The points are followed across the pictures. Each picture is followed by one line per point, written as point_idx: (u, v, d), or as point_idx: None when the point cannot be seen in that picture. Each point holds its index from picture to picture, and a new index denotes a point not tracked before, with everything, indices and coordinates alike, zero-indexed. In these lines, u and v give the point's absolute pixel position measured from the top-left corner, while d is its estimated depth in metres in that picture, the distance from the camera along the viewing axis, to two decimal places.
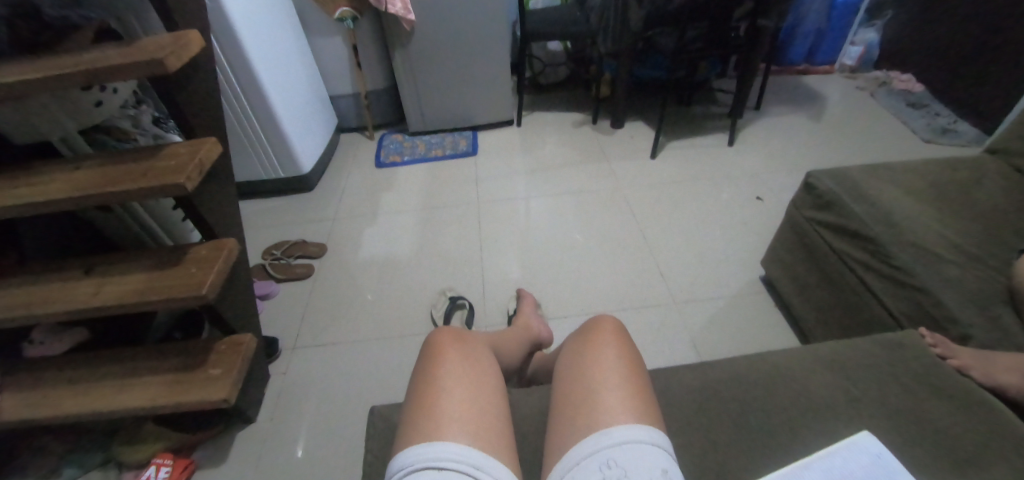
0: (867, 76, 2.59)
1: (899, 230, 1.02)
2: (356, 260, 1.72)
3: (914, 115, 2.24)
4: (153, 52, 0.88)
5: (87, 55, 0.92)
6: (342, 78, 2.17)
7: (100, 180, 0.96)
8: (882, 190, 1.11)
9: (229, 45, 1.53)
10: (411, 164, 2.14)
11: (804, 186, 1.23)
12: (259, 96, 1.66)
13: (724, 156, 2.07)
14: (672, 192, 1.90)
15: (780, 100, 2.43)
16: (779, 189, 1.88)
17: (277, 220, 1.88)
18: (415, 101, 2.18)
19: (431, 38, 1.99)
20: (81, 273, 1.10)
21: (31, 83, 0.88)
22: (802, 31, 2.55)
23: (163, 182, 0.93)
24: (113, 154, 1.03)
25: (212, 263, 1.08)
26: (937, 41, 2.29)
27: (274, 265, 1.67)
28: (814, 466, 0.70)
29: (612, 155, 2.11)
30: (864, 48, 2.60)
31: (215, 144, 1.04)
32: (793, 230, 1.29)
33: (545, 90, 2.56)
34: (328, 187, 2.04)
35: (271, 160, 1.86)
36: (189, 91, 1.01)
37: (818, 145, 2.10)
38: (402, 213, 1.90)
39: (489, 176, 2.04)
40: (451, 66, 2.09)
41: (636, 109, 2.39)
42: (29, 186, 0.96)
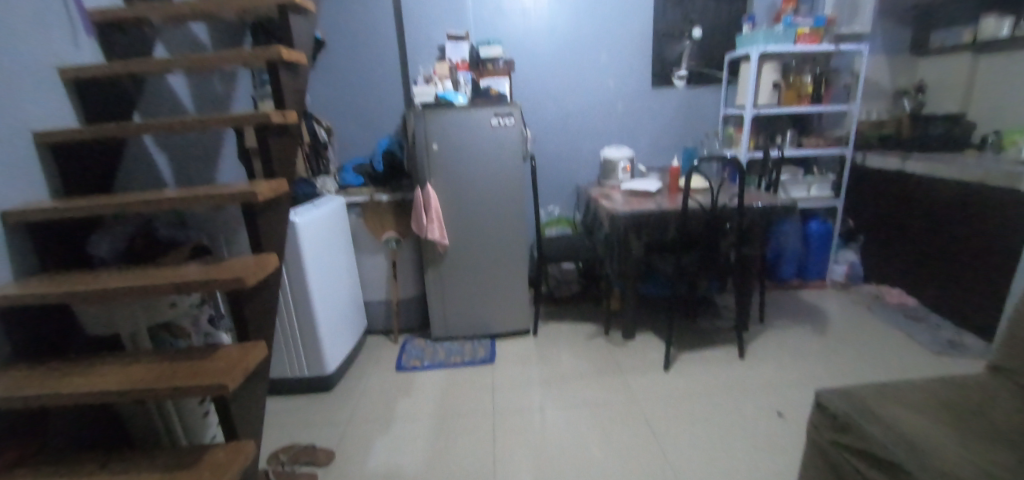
0: (861, 290, 2.77)
1: (924, 455, 1.00)
2: (364, 471, 1.64)
3: (916, 328, 2.32)
4: (239, 271, 1.07)
5: (183, 269, 1.12)
6: (376, 288, 2.42)
7: (155, 376, 1.04)
8: (896, 412, 1.12)
9: (292, 260, 1.78)
10: (430, 370, 2.19)
11: (817, 406, 1.24)
12: (305, 303, 1.84)
13: (738, 370, 2.09)
14: (691, 407, 1.87)
15: (784, 317, 2.56)
16: (800, 406, 1.84)
17: (290, 422, 1.87)
18: (440, 310, 2.37)
19: (460, 257, 2.28)
20: (95, 468, 1.10)
21: (131, 289, 1.04)
22: (786, 257, 2.84)
23: (210, 382, 1.00)
24: (172, 352, 1.14)
25: (227, 468, 1.07)
26: (911, 262, 2.52)
27: (278, 472, 1.60)
28: None
29: (626, 367, 2.16)
30: (847, 266, 2.83)
31: (263, 347, 1.14)
32: (820, 453, 1.24)
33: (559, 303, 2.76)
34: (345, 389, 2.07)
35: (300, 360, 1.95)
36: (258, 302, 1.17)
37: (830, 360, 2.13)
38: (416, 420, 1.88)
39: (506, 385, 2.06)
40: (476, 281, 2.33)
41: (646, 321, 2.53)
42: (88, 377, 1.05)
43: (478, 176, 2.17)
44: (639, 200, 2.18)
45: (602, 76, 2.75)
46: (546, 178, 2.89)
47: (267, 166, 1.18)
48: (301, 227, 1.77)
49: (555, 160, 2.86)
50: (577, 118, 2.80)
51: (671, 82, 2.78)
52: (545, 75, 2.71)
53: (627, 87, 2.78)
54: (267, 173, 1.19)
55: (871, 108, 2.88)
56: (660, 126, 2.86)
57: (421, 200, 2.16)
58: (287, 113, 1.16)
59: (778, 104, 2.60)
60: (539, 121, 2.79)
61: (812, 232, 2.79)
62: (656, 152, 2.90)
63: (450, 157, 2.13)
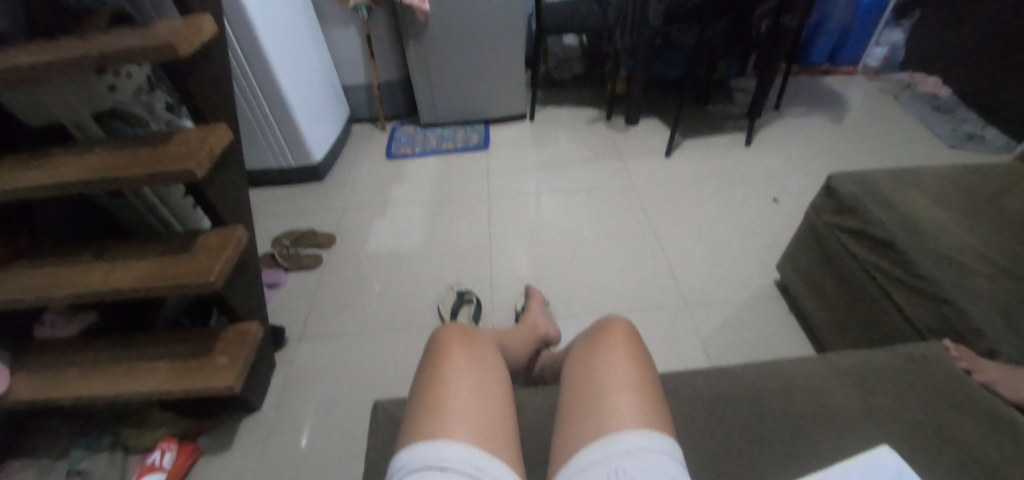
0: (890, 79, 2.52)
1: (924, 239, 0.98)
2: (365, 252, 1.71)
3: (937, 118, 2.17)
4: (165, 36, 0.88)
5: (101, 39, 0.92)
6: (355, 68, 2.17)
7: (111, 164, 0.96)
8: (909, 197, 1.07)
9: (244, 31, 1.52)
10: (422, 158, 2.12)
11: (824, 191, 1.20)
12: (273, 84, 1.65)
13: (741, 157, 2.02)
14: (686, 192, 1.86)
15: (800, 100, 2.38)
16: (796, 192, 1.84)
17: (288, 208, 1.89)
18: (428, 94, 2.17)
19: (445, 28, 1.97)
20: (90, 257, 1.11)
21: (47, 65, 0.88)
22: (827, 28, 2.46)
23: (173, 168, 0.93)
24: (124, 140, 1.04)
25: (221, 251, 1.08)
26: (961, 36, 2.21)
27: (282, 254, 1.67)
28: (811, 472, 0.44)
29: (626, 153, 2.08)
30: (889, 49, 2.53)
31: (225, 130, 1.03)
32: (813, 236, 1.25)
33: (559, 86, 2.52)
34: (338, 177, 2.04)
35: (283, 148, 1.86)
36: (204, 80, 1.00)
37: (839, 149, 2.04)
38: (412, 205, 1.89)
39: (501, 171, 2.02)
40: (466, 58, 2.07)
41: (651, 106, 2.35)
42: (40, 169, 0.97)
43: None
44: None
45: None
46: None
47: None
48: None
49: None
50: None
51: None
52: None
53: None
54: None
55: None
56: None
57: None
58: None
59: None
60: None
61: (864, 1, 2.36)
62: None
63: None
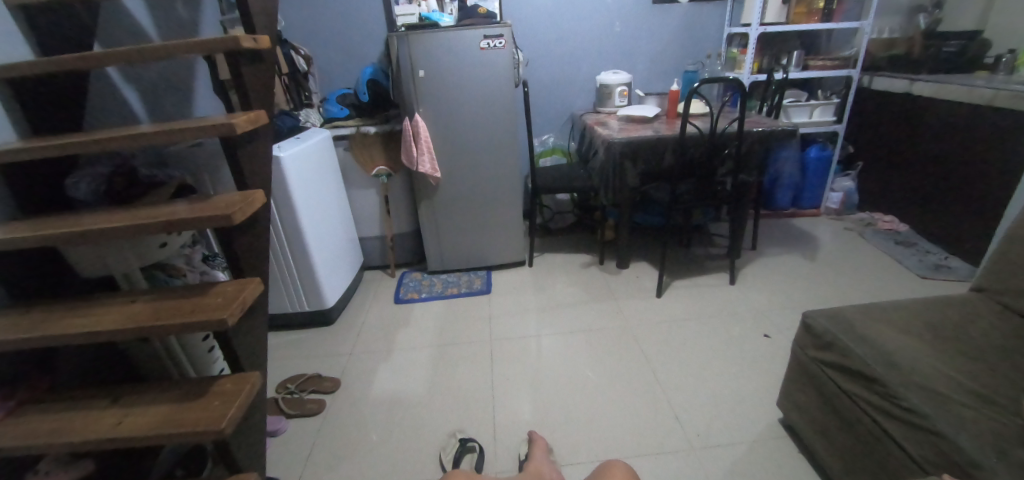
0: (852, 219, 2.76)
1: (902, 371, 1.05)
2: (368, 397, 1.72)
3: (903, 252, 2.36)
4: (224, 206, 1.05)
5: (168, 208, 1.10)
6: (370, 223, 2.40)
7: (152, 313, 1.06)
8: (881, 332, 1.16)
9: (280, 195, 1.75)
10: (428, 302, 2.24)
11: (803, 327, 1.29)
12: (298, 238, 1.83)
13: (729, 296, 2.14)
14: (681, 331, 1.94)
15: (776, 242, 2.60)
16: (785, 328, 1.91)
17: (296, 353, 1.94)
18: (436, 244, 2.38)
19: (452, 188, 2.24)
20: (107, 402, 1.14)
21: (118, 229, 1.03)
22: (784, 183, 2.77)
23: (208, 317, 1.02)
24: (167, 291, 1.15)
25: (235, 397, 1.12)
26: (906, 185, 2.51)
27: (287, 399, 1.68)
28: None
29: (619, 294, 2.21)
30: (844, 193, 2.79)
31: (258, 282, 1.15)
32: (803, 372, 1.30)
33: (554, 234, 2.76)
34: (347, 321, 2.13)
35: (299, 295, 1.98)
36: (247, 240, 1.16)
37: (819, 286, 2.17)
38: (417, 348, 1.95)
39: (502, 313, 2.12)
40: (470, 212, 2.31)
41: (640, 250, 2.55)
42: (87, 317, 1.06)
43: (467, 103, 2.08)
44: (637, 128, 2.11)
45: None
46: (539, 104, 2.78)
47: (243, 97, 1.12)
48: (287, 161, 1.72)
49: (550, 86, 2.74)
50: (572, 40, 2.65)
51: None
52: None
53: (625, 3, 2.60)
54: (244, 103, 1.13)
55: (883, 26, 2.67)
56: (659, 46, 2.71)
57: (409, 129, 2.09)
58: (258, 38, 1.08)
59: (785, 22, 2.48)
60: (531, 44, 2.64)
61: (811, 159, 2.75)
62: (654, 76, 2.78)
63: (439, 84, 2.03)
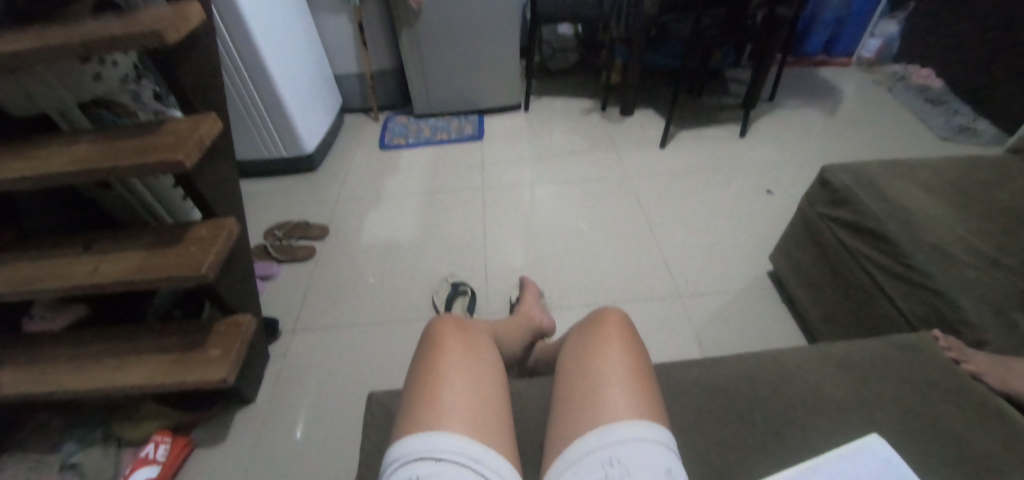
0: (884, 71, 2.51)
1: (915, 229, 0.99)
2: (359, 243, 1.70)
3: (931, 111, 2.18)
4: (152, 23, 0.86)
5: (86, 26, 0.91)
6: (347, 57, 2.14)
7: (100, 154, 0.94)
8: (901, 189, 1.08)
9: (233, 18, 1.49)
10: (415, 148, 2.10)
11: (819, 181, 1.20)
12: (263, 72, 1.62)
13: (736, 148, 2.02)
14: (682, 184, 1.86)
15: (794, 90, 2.38)
16: (790, 184, 1.84)
17: (281, 199, 1.87)
18: (422, 84, 2.16)
19: (438, 16, 1.94)
20: (80, 249, 1.09)
21: (30, 53, 0.86)
22: (822, 20, 2.46)
23: (162, 158, 0.91)
24: (113, 129, 1.01)
25: (212, 243, 1.06)
26: (955, 27, 2.22)
27: (276, 245, 1.66)
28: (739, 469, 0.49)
29: (619, 143, 2.08)
30: (884, 40, 2.52)
31: (215, 120, 1.01)
32: (806, 228, 1.26)
33: (554, 77, 2.50)
34: (331, 168, 2.02)
35: (275, 139, 1.84)
36: (190, 67, 0.98)
37: (832, 141, 2.04)
38: (406, 196, 1.88)
39: (495, 161, 2.01)
40: (460, 46, 2.04)
41: (647, 97, 2.34)
42: (27, 159, 0.95)
43: None
44: None
45: None
46: None
47: None
48: None
49: None
50: None
51: None
52: None
53: None
54: None
55: None
56: None
57: None
58: None
59: None
60: None
61: None
62: None
63: None
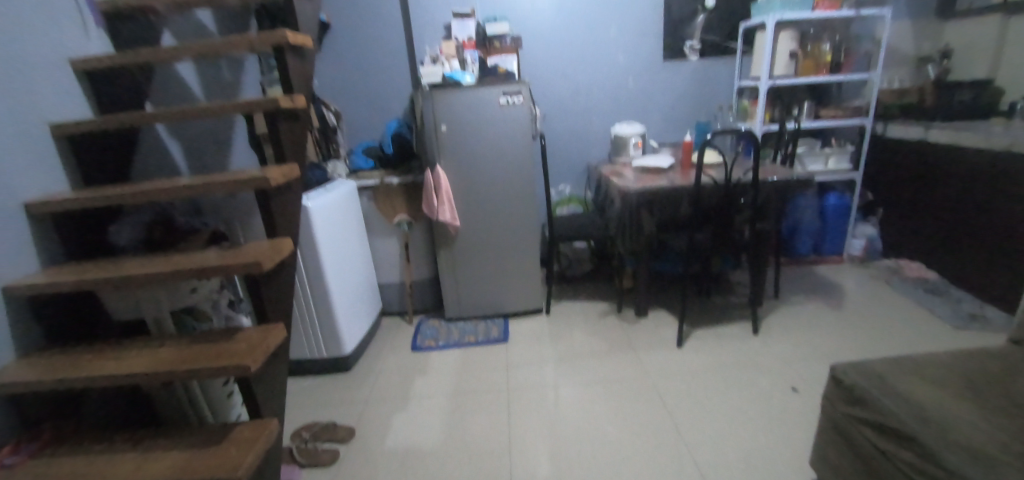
0: (878, 265, 2.71)
1: (940, 427, 1.00)
2: (384, 448, 1.69)
3: (935, 301, 2.28)
4: (254, 255, 1.09)
5: (201, 255, 1.15)
6: (391, 270, 2.45)
7: (179, 358, 1.08)
8: (912, 385, 1.12)
9: (306, 244, 1.81)
10: (445, 350, 2.23)
11: (831, 381, 1.24)
12: (321, 286, 1.88)
13: (754, 346, 2.08)
14: (704, 382, 1.89)
15: (798, 289, 2.55)
16: (815, 381, 1.84)
17: (312, 400, 1.93)
18: (454, 292, 2.40)
19: (471, 237, 2.29)
20: (127, 448, 1.15)
21: (153, 276, 1.07)
22: (802, 231, 2.77)
23: (232, 363, 1.04)
24: (194, 336, 1.18)
25: (253, 444, 1.11)
26: (929, 232, 2.48)
27: (302, 449, 1.66)
28: None
29: (638, 343, 2.17)
30: (866, 240, 2.77)
31: (281, 329, 1.17)
32: (835, 427, 1.25)
33: (571, 282, 2.76)
34: (364, 369, 2.13)
35: (318, 342, 2.00)
36: (273, 288, 1.19)
37: (848, 336, 2.10)
38: (434, 397, 1.93)
39: (520, 363, 2.10)
40: (488, 260, 2.34)
41: (658, 299, 2.52)
42: (117, 359, 1.09)
43: (488, 155, 2.16)
44: (652, 177, 2.15)
45: (612, 49, 2.70)
46: (556, 159, 2.88)
47: (278, 152, 1.20)
48: (314, 212, 1.79)
49: (566, 137, 2.83)
50: (585, 96, 2.76)
51: (682, 55, 2.72)
52: (553, 53, 2.67)
53: (638, 61, 2.72)
54: (279, 160, 1.20)
55: (893, 76, 2.77)
56: (672, 101, 2.81)
57: (431, 179, 2.16)
58: (295, 97, 1.17)
59: (794, 75, 2.54)
60: (549, 100, 2.76)
61: (829, 206, 2.74)
62: (667, 127, 2.86)
63: (459, 137, 2.12)
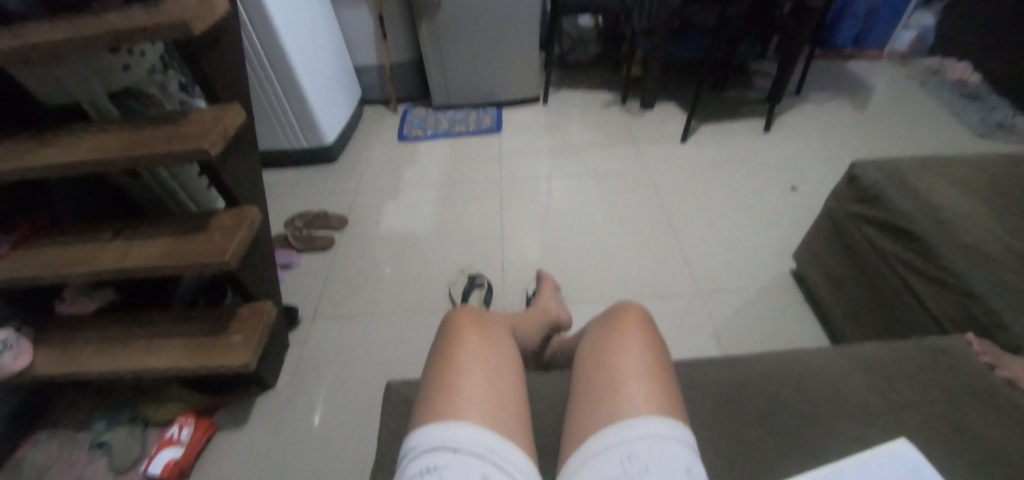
0: (918, 65, 2.44)
1: (950, 228, 0.95)
2: (377, 234, 1.71)
3: (968, 109, 2.09)
4: (177, 14, 0.87)
5: (114, 17, 0.92)
6: (367, 49, 2.16)
7: (128, 143, 0.96)
8: (936, 186, 1.04)
9: (257, 11, 1.51)
10: (434, 140, 2.11)
11: (847, 178, 1.18)
12: (287, 65, 1.64)
13: (760, 144, 1.98)
14: (703, 178, 1.84)
15: (820, 83, 2.32)
16: (816, 181, 1.79)
17: (301, 190, 1.89)
18: (441, 77, 2.16)
19: (459, 8, 1.94)
20: (109, 236, 1.12)
21: (62, 44, 0.88)
22: (853, 13, 2.32)
23: (187, 147, 0.92)
24: (141, 120, 1.04)
25: (235, 231, 1.08)
26: (992, 17, 2.13)
27: (296, 235, 1.68)
28: (642, 454, 0.57)
29: (640, 137, 2.05)
30: (918, 32, 2.44)
31: (238, 110, 1.03)
32: (832, 224, 1.23)
33: (573, 68, 2.48)
34: (350, 159, 2.04)
35: (296, 129, 1.86)
36: (216, 61, 1.00)
37: (861, 137, 1.98)
38: (424, 187, 1.89)
39: (514, 154, 2.01)
40: (479, 38, 2.03)
41: (667, 90, 2.30)
42: (57, 148, 0.97)
43: None
44: None
45: None
46: None
47: None
48: None
49: None
50: None
51: None
52: None
53: None
54: None
55: None
56: None
57: None
58: None
59: None
60: None
61: None
62: None
63: None
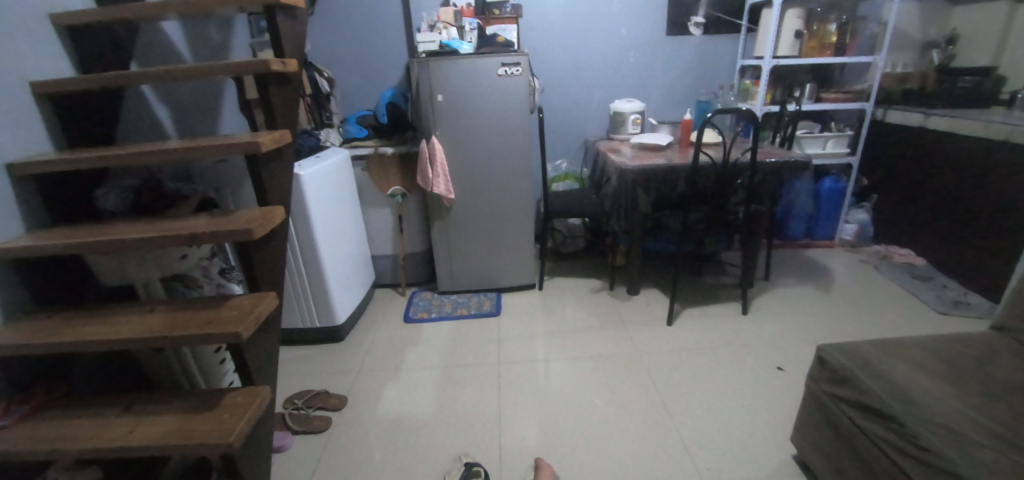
0: (867, 251, 2.73)
1: (923, 410, 1.02)
2: (376, 415, 1.72)
3: (921, 287, 2.30)
4: (244, 223, 1.07)
5: (191, 222, 1.13)
6: (384, 242, 2.44)
7: (169, 324, 1.08)
8: (902, 368, 1.13)
9: (298, 214, 1.80)
10: (437, 322, 2.24)
11: (817, 362, 1.27)
12: (313, 256, 1.87)
13: (742, 326, 2.12)
14: (692, 359, 1.92)
15: (787, 271, 2.57)
16: (800, 361, 1.88)
17: (304, 370, 1.94)
18: (448, 266, 2.40)
19: (466, 211, 2.28)
20: (119, 411, 1.15)
21: (142, 241, 1.06)
22: (796, 213, 2.78)
23: (223, 329, 1.04)
24: (185, 302, 1.17)
25: (244, 410, 1.12)
26: (920, 218, 2.50)
27: (294, 416, 1.68)
28: None
29: (629, 320, 2.20)
30: (858, 225, 2.78)
31: (273, 297, 1.18)
32: (817, 405, 1.28)
33: (565, 258, 2.77)
34: (356, 338, 2.14)
35: (310, 310, 2.00)
36: (263, 257, 1.18)
37: (834, 319, 2.13)
38: (425, 367, 1.95)
39: (511, 336, 2.12)
40: (482, 234, 2.33)
41: (651, 277, 2.54)
42: (107, 324, 1.09)
43: (484, 128, 2.13)
44: (650, 156, 2.13)
45: (615, 22, 2.63)
46: (553, 134, 2.85)
47: (269, 118, 1.17)
48: (307, 182, 1.77)
49: (564, 111, 2.79)
50: (586, 71, 2.71)
51: (687, 30, 2.66)
52: (555, 24, 2.61)
53: (642, 34, 2.66)
54: (271, 126, 1.17)
55: (897, 60, 2.74)
56: (673, 77, 2.76)
57: (427, 152, 2.14)
58: (286, 61, 1.13)
59: (799, 56, 2.51)
60: (548, 72, 2.71)
61: (824, 189, 2.75)
62: (667, 105, 2.82)
63: (456, 108, 2.09)
